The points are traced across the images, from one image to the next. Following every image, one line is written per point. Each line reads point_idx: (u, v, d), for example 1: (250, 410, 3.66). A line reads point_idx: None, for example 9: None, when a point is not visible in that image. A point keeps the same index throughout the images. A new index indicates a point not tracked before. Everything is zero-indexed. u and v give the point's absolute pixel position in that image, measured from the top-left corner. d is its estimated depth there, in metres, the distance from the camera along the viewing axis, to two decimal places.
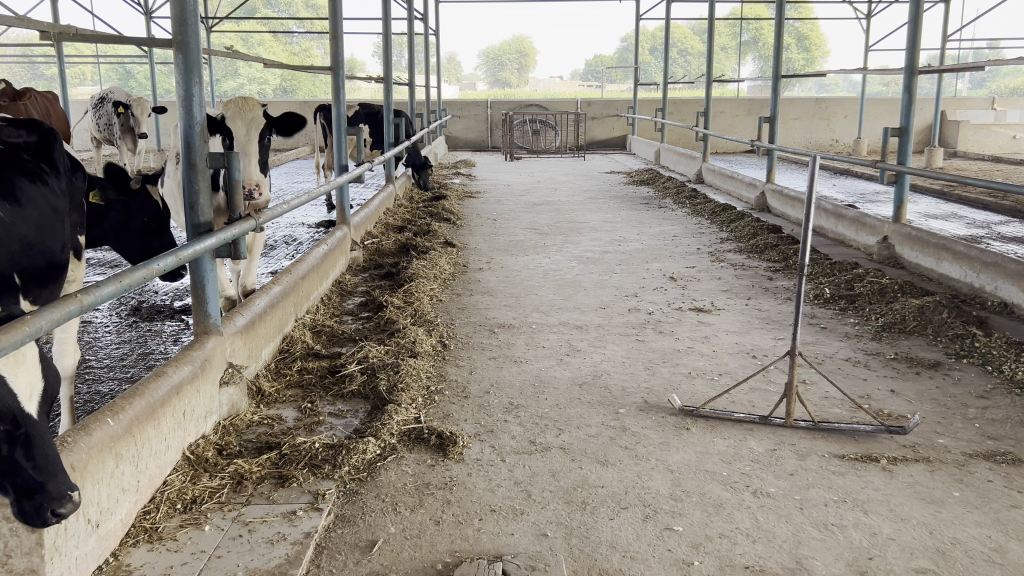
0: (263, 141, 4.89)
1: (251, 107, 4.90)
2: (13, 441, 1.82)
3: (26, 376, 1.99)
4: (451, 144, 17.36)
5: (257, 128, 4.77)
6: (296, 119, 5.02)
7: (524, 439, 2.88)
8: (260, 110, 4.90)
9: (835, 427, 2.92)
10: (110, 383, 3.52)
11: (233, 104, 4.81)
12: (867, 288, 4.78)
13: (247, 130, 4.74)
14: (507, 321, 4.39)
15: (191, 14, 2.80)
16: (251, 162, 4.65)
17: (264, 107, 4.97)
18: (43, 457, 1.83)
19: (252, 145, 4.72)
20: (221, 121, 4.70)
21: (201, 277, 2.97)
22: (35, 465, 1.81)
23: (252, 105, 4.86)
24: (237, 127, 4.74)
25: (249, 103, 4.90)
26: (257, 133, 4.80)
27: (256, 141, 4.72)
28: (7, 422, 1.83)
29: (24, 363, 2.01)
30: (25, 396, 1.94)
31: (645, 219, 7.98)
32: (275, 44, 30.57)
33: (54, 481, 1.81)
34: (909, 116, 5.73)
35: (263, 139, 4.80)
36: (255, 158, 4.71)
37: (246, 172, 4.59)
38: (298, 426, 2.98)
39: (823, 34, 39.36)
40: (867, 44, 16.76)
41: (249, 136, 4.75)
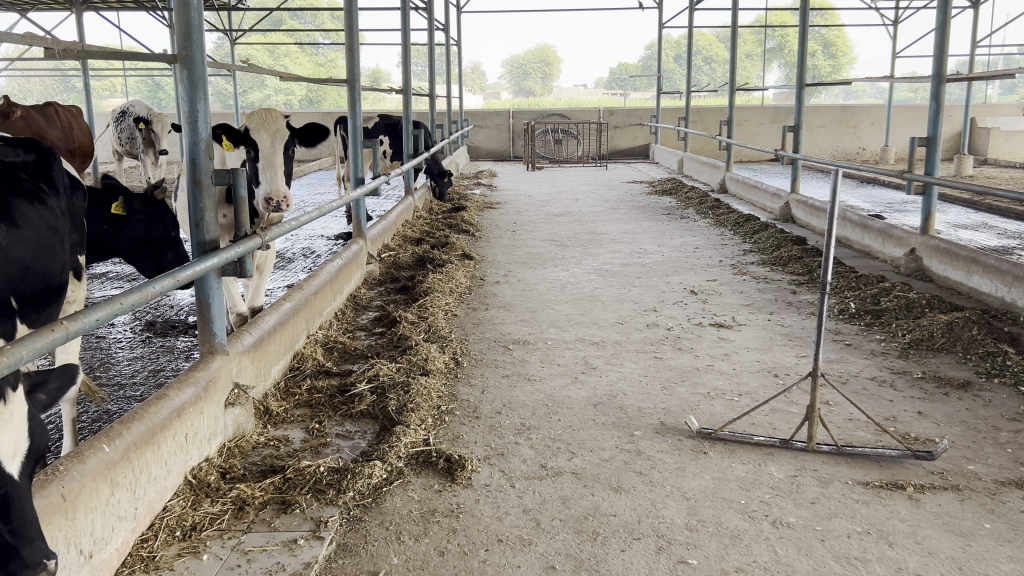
0: (287, 151, 4.79)
1: (273, 117, 4.77)
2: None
3: (11, 434, 1.83)
4: (474, 153, 17.35)
5: (282, 140, 4.66)
6: (320, 129, 4.90)
7: (535, 463, 2.79)
8: (284, 120, 4.77)
9: (859, 451, 2.81)
10: (118, 402, 3.48)
11: (256, 116, 4.67)
12: (893, 302, 4.65)
13: (272, 142, 4.64)
14: (522, 336, 4.31)
15: (196, 28, 2.77)
16: (277, 174, 4.58)
17: (286, 117, 4.84)
18: (21, 520, 1.68)
19: (278, 156, 4.62)
20: (245, 134, 4.59)
21: (206, 296, 2.91)
22: (11, 530, 1.65)
23: (276, 116, 4.73)
24: (262, 139, 4.63)
25: (271, 113, 4.77)
26: (282, 144, 4.69)
27: (282, 152, 4.62)
28: None
29: (9, 420, 1.85)
30: (6, 454, 1.79)
31: (667, 230, 7.88)
32: (301, 56, 30.84)
33: (29, 547, 1.65)
34: (937, 126, 5.58)
35: (287, 150, 4.69)
36: (281, 170, 4.62)
37: (272, 185, 4.53)
38: (304, 448, 2.92)
39: (850, 41, 39.00)
40: (895, 51, 16.53)
41: (274, 147, 4.64)
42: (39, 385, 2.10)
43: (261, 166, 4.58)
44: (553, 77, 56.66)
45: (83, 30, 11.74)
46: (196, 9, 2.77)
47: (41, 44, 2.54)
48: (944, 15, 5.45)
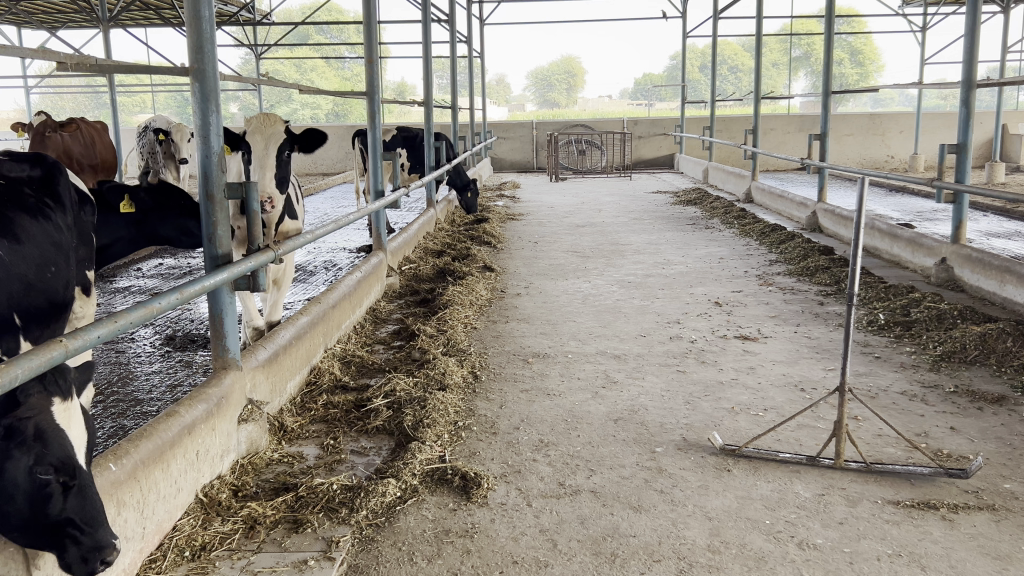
0: (283, 157, 4.70)
1: (272, 124, 4.81)
2: (69, 492, 1.83)
3: (78, 430, 1.94)
4: (497, 165, 17.33)
5: (275, 142, 4.66)
6: (318, 134, 4.85)
7: (553, 480, 2.72)
8: (281, 126, 4.79)
9: (889, 469, 2.70)
10: (133, 418, 3.46)
11: (254, 121, 4.74)
12: (924, 313, 4.53)
13: (264, 144, 4.64)
14: (543, 349, 4.24)
15: (207, 41, 2.76)
16: (265, 174, 4.52)
17: (286, 124, 4.89)
18: (93, 507, 1.85)
19: (269, 159, 4.60)
20: (241, 138, 4.64)
21: (218, 310, 2.87)
22: (83, 514, 1.83)
23: (272, 122, 4.77)
24: (256, 142, 4.66)
25: (270, 120, 4.82)
26: (276, 147, 4.68)
27: (272, 153, 4.58)
28: (64, 472, 1.84)
29: (73, 416, 1.96)
30: (77, 445, 1.92)
31: (692, 240, 7.77)
32: (327, 71, 31.07)
33: (98, 532, 1.84)
34: (967, 132, 5.45)
35: (281, 154, 4.66)
36: (272, 172, 4.56)
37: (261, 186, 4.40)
38: (318, 464, 2.87)
39: (877, 49, 38.61)
40: (924, 57, 16.28)
41: (267, 150, 4.63)
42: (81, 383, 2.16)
43: (252, 168, 4.57)
44: (577, 88, 56.64)
45: (111, 48, 11.86)
46: (208, 22, 2.74)
47: (54, 59, 2.45)
48: (973, 19, 5.33)
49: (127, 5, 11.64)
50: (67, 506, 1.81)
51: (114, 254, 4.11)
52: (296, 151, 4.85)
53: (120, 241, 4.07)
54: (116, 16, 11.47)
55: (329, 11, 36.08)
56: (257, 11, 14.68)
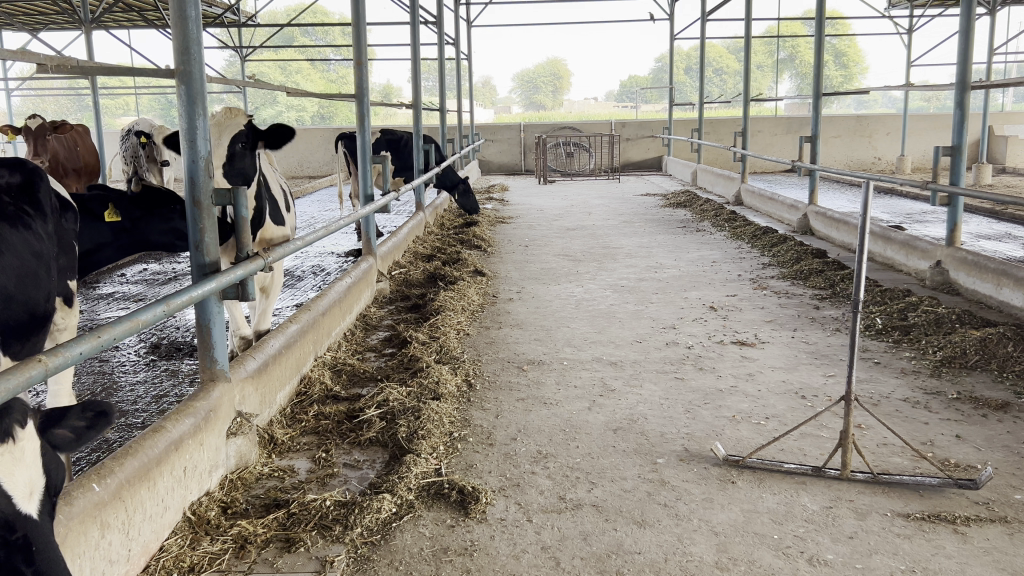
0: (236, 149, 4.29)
1: (233, 117, 4.41)
2: (12, 547, 1.51)
3: (24, 473, 1.63)
4: (485, 168, 17.24)
5: (224, 132, 4.27)
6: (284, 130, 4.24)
7: (553, 495, 2.64)
8: (242, 119, 4.40)
9: (897, 480, 2.64)
10: (118, 430, 3.35)
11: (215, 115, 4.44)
12: (921, 317, 4.49)
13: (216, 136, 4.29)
14: (537, 356, 4.16)
15: (194, 42, 2.66)
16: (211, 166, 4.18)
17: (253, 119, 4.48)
18: (46, 562, 1.53)
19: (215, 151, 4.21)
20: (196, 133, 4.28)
21: (206, 320, 2.78)
22: (35, 569, 1.51)
23: (233, 114, 4.40)
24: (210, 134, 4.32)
25: (233, 113, 4.43)
26: (229, 139, 4.28)
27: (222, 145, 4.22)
28: (2, 526, 1.52)
29: (20, 457, 1.65)
30: (23, 492, 1.62)
31: (683, 244, 7.72)
32: (312, 73, 30.95)
33: None
34: (962, 134, 5.41)
35: (232, 146, 4.27)
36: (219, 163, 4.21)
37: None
38: (310, 479, 2.78)
39: (861, 51, 38.86)
40: (910, 59, 16.32)
41: (218, 142, 4.27)
42: (56, 422, 1.84)
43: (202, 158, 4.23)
44: (563, 91, 56.69)
45: (93, 51, 11.68)
46: (194, 22, 2.66)
47: (34, 60, 2.35)
48: (969, 21, 5.28)
49: (109, 7, 11.47)
50: (14, 560, 1.49)
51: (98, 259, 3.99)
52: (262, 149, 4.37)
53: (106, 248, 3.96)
54: (98, 17, 11.30)
55: (314, 13, 35.94)
56: (241, 13, 14.53)
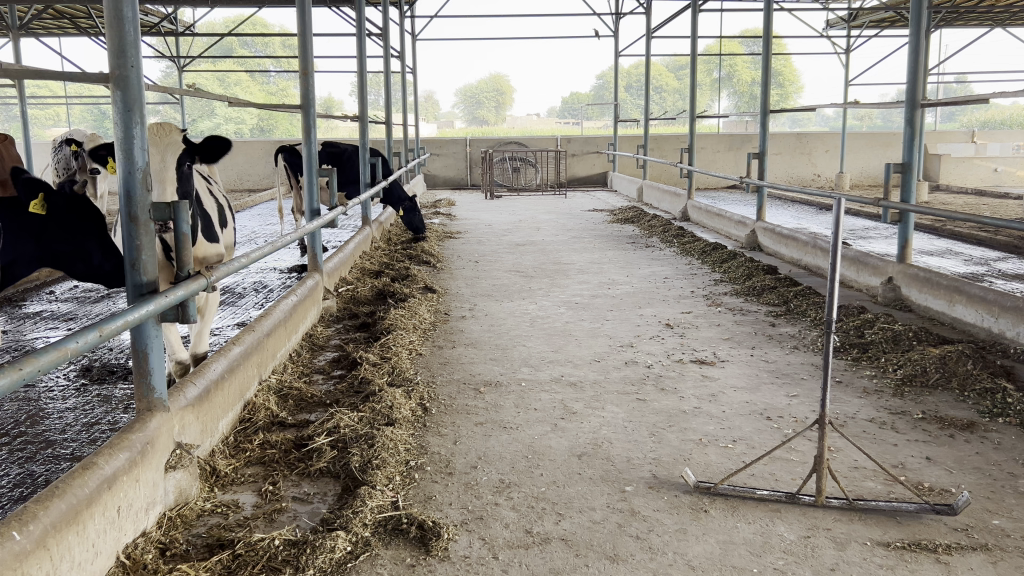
0: (184, 169, 4.18)
1: (167, 132, 4.22)
2: None
3: None
4: (430, 182, 17.06)
5: (173, 152, 4.08)
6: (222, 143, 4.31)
7: (518, 528, 2.49)
8: (179, 135, 4.22)
9: (873, 506, 2.56)
10: (43, 463, 3.12)
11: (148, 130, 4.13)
12: (879, 335, 4.47)
13: (161, 155, 4.05)
14: (494, 377, 4.01)
15: (131, 44, 2.46)
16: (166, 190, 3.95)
17: (183, 133, 4.31)
18: None
19: (168, 172, 4.01)
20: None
21: (143, 344, 2.55)
22: None
23: (169, 130, 4.18)
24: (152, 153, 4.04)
25: (165, 128, 4.24)
26: (174, 159, 4.10)
27: (172, 166, 4.02)
28: None
29: None
30: None
31: (634, 260, 7.64)
32: (252, 85, 30.43)
33: None
34: (911, 153, 5.47)
35: (181, 167, 4.10)
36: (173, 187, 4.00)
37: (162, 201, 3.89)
38: (256, 515, 2.59)
39: (796, 71, 39.91)
40: (848, 78, 16.67)
41: (164, 162, 4.05)
42: None
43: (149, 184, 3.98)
44: (507, 106, 56.86)
45: (21, 59, 11.23)
46: (131, 23, 2.46)
47: None
48: (917, 38, 5.33)
49: (38, 13, 11.04)
50: None
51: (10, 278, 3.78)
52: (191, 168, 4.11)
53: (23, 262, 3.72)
54: (27, 24, 10.86)
55: (254, 25, 35.37)
56: (178, 22, 14.18)
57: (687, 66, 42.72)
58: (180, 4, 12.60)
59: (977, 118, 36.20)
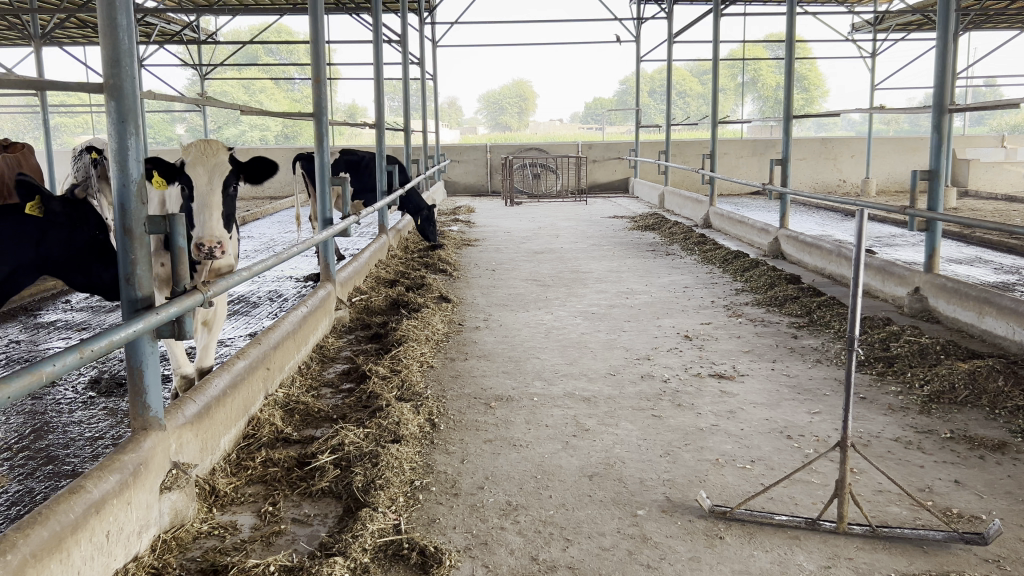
0: (229, 191, 4.20)
1: (214, 151, 4.20)
2: None
3: None
4: (450, 189, 17.01)
5: (221, 175, 4.08)
6: (258, 162, 4.42)
7: (524, 555, 2.39)
8: (224, 154, 4.22)
9: (897, 534, 2.43)
10: (42, 480, 3.05)
11: (193, 149, 4.11)
12: (904, 348, 4.32)
13: (209, 178, 4.05)
14: (506, 392, 3.91)
15: (126, 52, 2.39)
16: (212, 216, 3.95)
17: (229, 150, 4.28)
18: None
19: (215, 195, 4.01)
20: (179, 168, 4.02)
21: (139, 360, 2.49)
22: None
23: (215, 149, 4.16)
24: (198, 175, 4.04)
25: (212, 146, 4.22)
26: (221, 181, 4.10)
27: (219, 190, 4.01)
28: None
29: None
30: None
31: (654, 268, 7.52)
32: (276, 92, 30.59)
33: None
34: (939, 160, 5.31)
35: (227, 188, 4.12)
36: (219, 212, 4.00)
37: (206, 228, 3.91)
38: (254, 538, 2.51)
39: (822, 75, 39.64)
40: (874, 83, 16.43)
41: (211, 184, 4.04)
42: None
43: (194, 207, 3.97)
44: (530, 112, 56.83)
45: (44, 68, 11.31)
46: (127, 31, 2.38)
47: None
48: (945, 42, 5.18)
49: (60, 21, 11.11)
50: None
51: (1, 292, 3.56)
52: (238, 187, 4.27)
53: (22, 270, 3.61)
54: (49, 33, 10.93)
55: (278, 32, 35.59)
56: (201, 30, 14.24)
57: (711, 71, 42.46)
58: (202, 13, 12.63)
59: (1008, 122, 35.66)
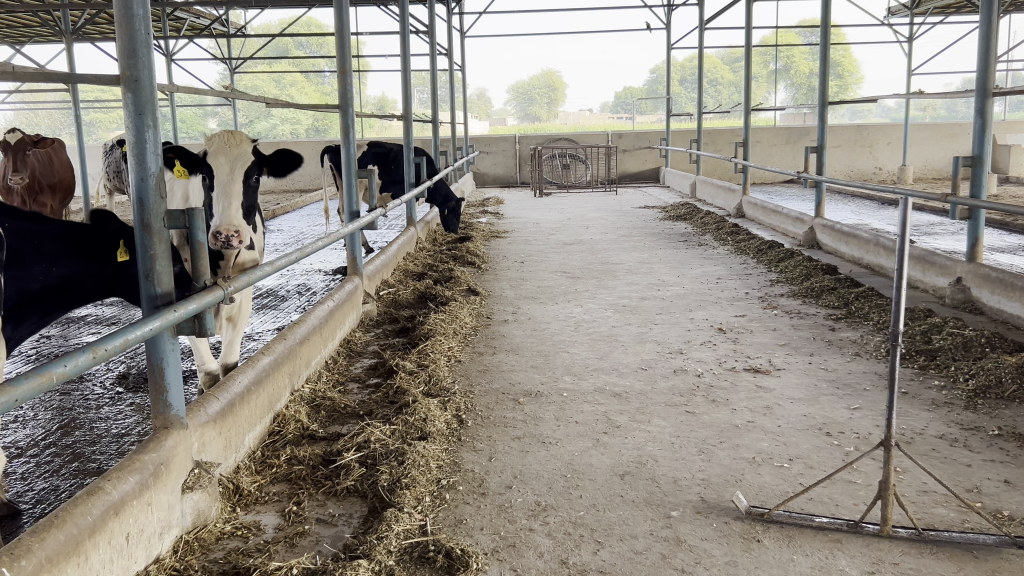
0: (251, 181, 4.15)
1: (238, 142, 4.18)
2: None
3: None
4: (479, 180, 16.94)
5: (242, 166, 4.03)
6: (283, 155, 4.38)
7: (553, 558, 2.31)
8: (248, 146, 4.18)
9: (945, 538, 2.32)
10: (65, 479, 3.02)
11: (216, 139, 4.09)
12: (947, 341, 4.18)
13: (230, 167, 4.01)
14: (534, 387, 3.83)
15: (142, 43, 2.33)
16: (231, 205, 3.91)
17: (253, 143, 4.25)
18: None
19: (235, 185, 3.98)
20: (201, 158, 4.01)
21: (158, 357, 2.45)
22: None
23: (238, 140, 4.13)
24: (220, 164, 4.01)
25: (236, 137, 4.19)
26: (242, 172, 4.06)
27: (239, 179, 3.98)
28: None
29: None
30: None
31: (686, 259, 7.38)
32: (305, 85, 30.71)
33: None
34: (983, 145, 5.13)
35: (249, 179, 4.07)
36: (238, 201, 3.97)
37: (224, 217, 3.85)
38: (277, 539, 2.45)
39: (856, 61, 39.10)
40: (911, 67, 16.07)
41: (232, 175, 4.00)
42: None
43: (214, 195, 3.95)
44: (559, 102, 56.55)
45: (76, 65, 11.40)
46: (142, 21, 2.33)
47: None
48: (989, 23, 5.00)
49: (91, 18, 11.18)
50: None
51: (47, 308, 3.10)
52: (262, 178, 4.23)
53: (80, 293, 3.16)
54: (79, 30, 10.99)
55: (307, 26, 35.68)
56: (230, 24, 14.28)
57: (742, 58, 41.91)
58: (231, 7, 12.64)
59: None
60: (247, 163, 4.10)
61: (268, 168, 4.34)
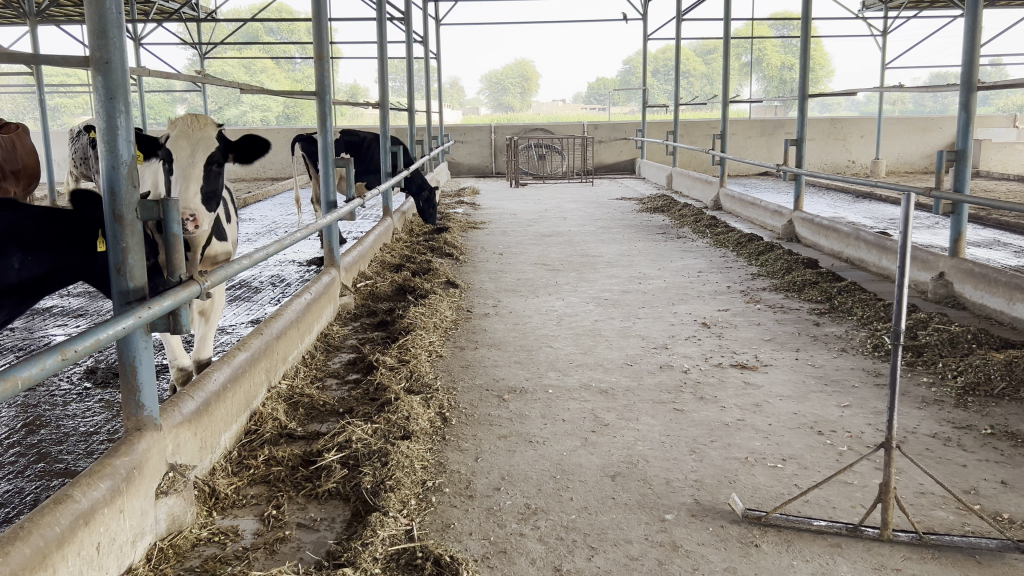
0: (217, 168, 3.99)
1: (202, 126, 4.06)
2: None
3: None
4: (454, 170, 16.78)
5: (202, 149, 3.92)
6: (251, 140, 4.23)
7: (546, 566, 2.22)
8: (212, 130, 4.06)
9: (947, 542, 2.26)
10: (28, 482, 2.87)
11: (179, 123, 3.98)
12: (934, 337, 4.14)
13: (190, 151, 3.90)
14: (519, 383, 3.74)
15: (113, 23, 2.20)
16: (188, 188, 3.74)
17: (219, 129, 4.13)
18: None
19: (195, 169, 3.83)
20: (161, 142, 3.90)
21: (130, 355, 2.32)
22: None
23: (201, 124, 4.02)
24: (180, 148, 3.90)
25: (201, 121, 4.08)
26: (204, 155, 3.93)
27: (199, 163, 3.83)
28: None
29: None
30: None
31: (665, 252, 7.32)
32: (276, 72, 30.27)
33: None
34: (967, 139, 5.11)
35: (210, 164, 3.91)
36: (196, 185, 3.80)
37: (183, 200, 3.68)
38: (256, 545, 2.34)
39: (828, 55, 39.36)
40: (886, 61, 16.16)
41: (192, 159, 3.87)
42: None
43: (172, 178, 3.79)
44: (533, 92, 56.36)
45: (40, 47, 11.05)
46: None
47: None
48: (975, 16, 4.97)
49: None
50: None
51: (19, 300, 2.89)
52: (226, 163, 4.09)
53: (50, 283, 2.98)
54: (43, 11, 10.63)
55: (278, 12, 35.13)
56: (199, 8, 13.94)
57: (716, 50, 42.02)
58: None
59: (1014, 102, 35.37)
60: (208, 146, 3.97)
61: (236, 155, 4.22)
